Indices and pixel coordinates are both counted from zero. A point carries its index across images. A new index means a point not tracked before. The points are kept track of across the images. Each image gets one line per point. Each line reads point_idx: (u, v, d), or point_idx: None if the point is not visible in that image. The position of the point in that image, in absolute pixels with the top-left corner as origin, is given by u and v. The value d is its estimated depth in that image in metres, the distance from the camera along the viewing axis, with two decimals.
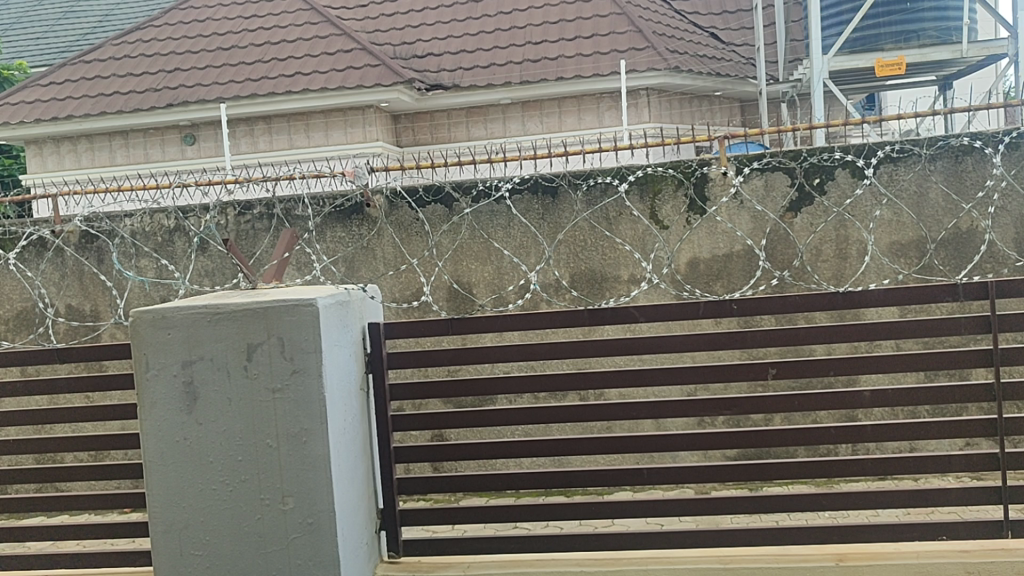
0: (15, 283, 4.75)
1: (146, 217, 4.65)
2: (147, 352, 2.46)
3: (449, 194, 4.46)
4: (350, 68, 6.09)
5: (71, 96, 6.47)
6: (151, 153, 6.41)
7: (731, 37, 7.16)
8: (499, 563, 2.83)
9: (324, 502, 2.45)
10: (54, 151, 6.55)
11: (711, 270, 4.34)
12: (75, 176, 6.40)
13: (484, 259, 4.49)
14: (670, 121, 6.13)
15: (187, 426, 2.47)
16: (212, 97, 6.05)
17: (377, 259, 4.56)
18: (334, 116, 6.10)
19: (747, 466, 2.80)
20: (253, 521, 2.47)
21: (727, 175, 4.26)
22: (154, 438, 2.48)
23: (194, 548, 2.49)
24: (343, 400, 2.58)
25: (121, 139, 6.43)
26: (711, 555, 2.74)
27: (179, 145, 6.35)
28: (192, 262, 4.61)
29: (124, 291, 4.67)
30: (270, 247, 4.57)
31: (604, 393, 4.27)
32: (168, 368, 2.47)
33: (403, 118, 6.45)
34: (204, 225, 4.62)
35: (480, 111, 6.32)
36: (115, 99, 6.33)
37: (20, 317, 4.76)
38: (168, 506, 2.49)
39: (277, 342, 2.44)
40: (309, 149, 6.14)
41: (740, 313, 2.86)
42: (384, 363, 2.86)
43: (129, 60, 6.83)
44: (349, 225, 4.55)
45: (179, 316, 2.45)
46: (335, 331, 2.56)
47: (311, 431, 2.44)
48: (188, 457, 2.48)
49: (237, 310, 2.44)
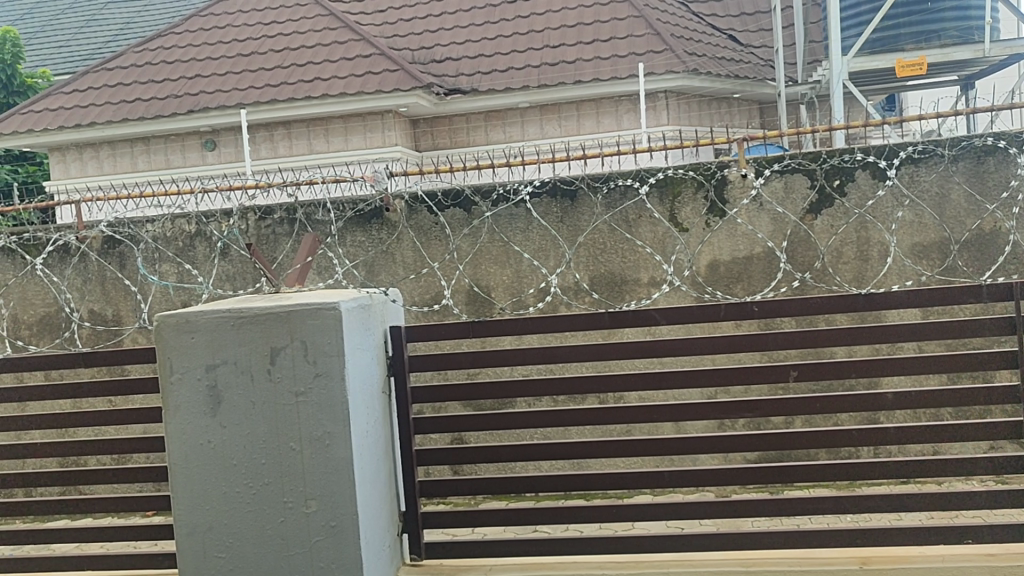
0: (40, 288, 4.80)
1: (168, 222, 4.68)
2: (170, 355, 2.48)
3: (468, 198, 4.48)
4: (368, 73, 6.12)
5: (94, 104, 6.53)
6: (173, 159, 6.47)
7: (749, 39, 7.14)
8: (521, 566, 2.83)
9: (347, 504, 2.46)
10: (77, 157, 6.62)
11: (731, 273, 4.33)
12: (98, 182, 6.47)
13: (503, 263, 4.49)
14: (688, 123, 6.13)
15: (210, 429, 2.49)
16: (233, 103, 6.08)
17: (397, 263, 4.57)
18: (353, 121, 6.14)
19: (769, 468, 2.78)
20: (276, 523, 2.48)
21: (746, 177, 4.25)
22: (178, 441, 2.50)
23: (218, 550, 2.51)
24: (365, 403, 2.59)
25: (143, 146, 6.50)
26: (734, 558, 2.74)
27: (201, 151, 6.40)
28: (215, 267, 4.63)
29: (148, 295, 4.71)
30: (292, 252, 4.59)
31: (623, 396, 4.28)
32: (193, 372, 2.49)
33: (422, 122, 6.48)
34: (228, 228, 4.66)
35: (498, 115, 6.33)
36: (137, 106, 6.39)
37: (43, 322, 4.81)
38: (192, 508, 2.51)
39: (299, 346, 2.45)
40: (328, 154, 6.17)
41: (760, 316, 2.85)
42: (406, 366, 2.87)
43: (151, 67, 6.90)
44: (369, 230, 4.57)
45: (202, 321, 2.47)
46: (356, 335, 2.58)
47: (334, 434, 2.45)
48: (212, 459, 2.50)
49: (260, 314, 2.45)
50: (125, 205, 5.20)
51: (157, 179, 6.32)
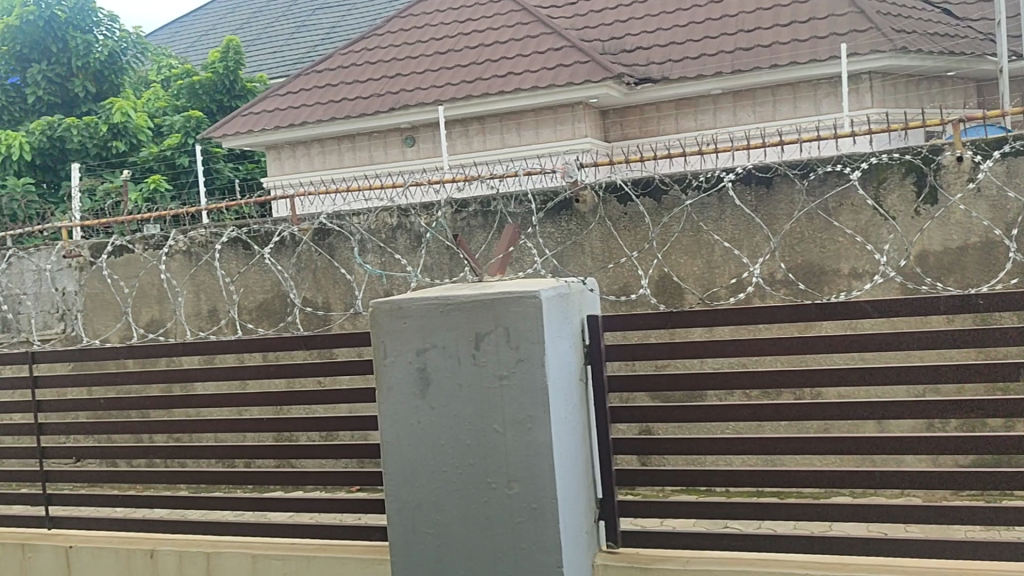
0: (265, 276, 5.22)
1: (372, 215, 4.95)
2: (385, 339, 2.64)
3: (658, 187, 4.45)
4: (560, 66, 6.19)
5: (305, 105, 6.99)
6: (375, 155, 6.83)
7: (965, 12, 6.64)
8: (719, 560, 2.79)
9: (548, 487, 2.52)
10: (291, 155, 7.12)
11: (943, 264, 4.06)
12: (309, 178, 6.93)
13: (695, 253, 4.43)
14: (895, 106, 5.79)
15: (420, 409, 2.62)
16: (431, 100, 6.33)
17: (586, 254, 4.60)
18: (545, 114, 6.23)
19: (993, 474, 2.59)
20: (480, 502, 2.58)
21: (963, 159, 3.93)
22: (391, 420, 2.65)
23: (426, 525, 2.64)
24: (565, 389, 2.64)
25: (349, 142, 6.90)
26: (952, 567, 2.57)
27: (401, 147, 6.72)
28: (421, 258, 4.84)
29: (362, 283, 4.97)
30: (493, 243, 4.71)
31: (822, 392, 4.12)
32: (404, 355, 2.63)
33: (611, 113, 6.49)
34: (435, 219, 4.84)
35: (690, 103, 6.23)
36: (344, 105, 6.78)
37: (262, 308, 5.24)
38: (403, 483, 2.66)
39: (503, 332, 2.53)
40: (520, 147, 6.31)
41: (986, 310, 2.65)
42: (603, 355, 2.88)
43: (356, 68, 7.30)
44: (559, 221, 4.65)
45: (413, 307, 2.60)
46: (557, 322, 2.63)
47: (536, 419, 2.52)
48: (421, 438, 2.62)
49: (466, 301, 2.55)
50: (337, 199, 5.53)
51: (362, 174, 6.69)
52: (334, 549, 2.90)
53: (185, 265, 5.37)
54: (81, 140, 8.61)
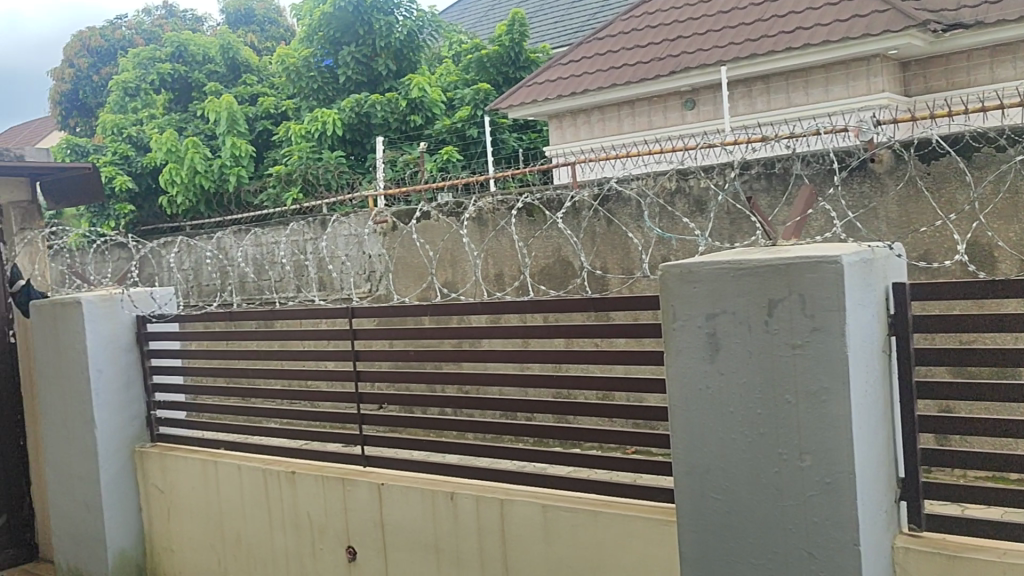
0: (560, 237, 5.35)
1: (650, 180, 4.96)
2: (675, 304, 2.64)
3: (968, 145, 4.06)
4: (854, 17, 5.79)
5: (586, 72, 7.11)
6: (655, 120, 6.84)
7: None
8: None
9: (844, 462, 2.41)
10: (572, 123, 7.29)
11: None
12: (590, 145, 7.06)
13: (1012, 218, 4.00)
14: None
15: (709, 374, 2.59)
16: (713, 61, 6.18)
17: (881, 218, 4.32)
18: (837, 69, 5.88)
19: None
20: (771, 472, 2.52)
21: None
22: (680, 383, 2.66)
23: (715, 491, 2.62)
24: (865, 362, 2.49)
25: (628, 108, 6.94)
26: None
27: (681, 110, 6.66)
28: (708, 223, 4.77)
29: (648, 250, 4.98)
30: (784, 208, 4.53)
31: None
32: (694, 320, 2.62)
33: (913, 65, 5.98)
34: (729, 182, 4.70)
35: (1009, 49, 5.58)
36: (624, 71, 6.81)
37: (544, 272, 5.47)
38: (692, 447, 2.65)
39: (798, 298, 2.44)
40: (808, 106, 6.04)
41: None
42: (909, 326, 2.68)
43: (637, 33, 7.31)
44: (852, 184, 4.40)
45: (704, 272, 2.57)
46: (858, 290, 2.48)
47: (831, 390, 2.41)
48: (710, 403, 2.60)
49: (759, 267, 2.48)
50: (624, 163, 5.56)
51: (641, 139, 6.73)
52: (620, 507, 2.95)
53: (480, 232, 5.70)
54: (383, 116, 9.37)
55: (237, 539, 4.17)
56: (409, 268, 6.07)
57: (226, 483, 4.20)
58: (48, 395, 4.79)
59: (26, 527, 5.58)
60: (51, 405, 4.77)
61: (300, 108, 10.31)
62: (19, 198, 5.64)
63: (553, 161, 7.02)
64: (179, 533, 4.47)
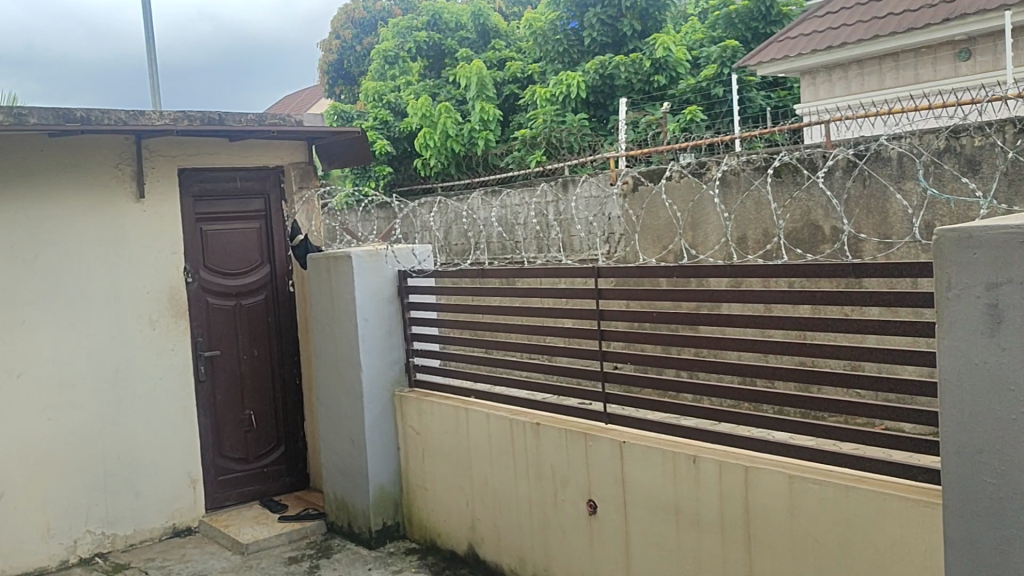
0: (811, 201, 5.23)
1: (914, 139, 4.74)
2: (949, 270, 2.32)
3: None
4: None
5: (846, 24, 6.72)
6: (922, 73, 6.33)
7: None
8: None
9: None
10: (827, 79, 6.93)
11: None
12: (848, 102, 6.70)
13: None
14: None
15: (988, 350, 2.25)
16: (994, 6, 5.61)
17: None
18: None
19: None
20: None
21: None
22: (952, 358, 2.33)
23: (987, 478, 2.29)
24: None
25: (892, 62, 6.48)
26: None
27: (953, 62, 6.12)
28: (983, 185, 4.49)
29: (916, 212, 4.72)
30: None
31: None
32: (972, 289, 2.28)
33: None
34: (1008, 140, 4.43)
35: None
36: (888, 21, 6.35)
37: (795, 236, 5.37)
38: (963, 427, 2.33)
39: None
40: None
41: None
42: None
43: None
44: None
45: (988, 235, 2.24)
46: None
47: None
48: (986, 382, 2.26)
49: None
50: (881, 123, 5.36)
51: (907, 94, 6.28)
52: (875, 483, 2.80)
53: (729, 195, 5.71)
54: (627, 77, 9.37)
55: (484, 484, 4.45)
56: (654, 232, 6.23)
57: (475, 429, 4.47)
58: (323, 340, 5.33)
59: (301, 459, 6.46)
60: (325, 350, 5.32)
61: (545, 72, 10.49)
62: (297, 159, 6.33)
63: (806, 120, 6.73)
64: (433, 472, 4.85)
